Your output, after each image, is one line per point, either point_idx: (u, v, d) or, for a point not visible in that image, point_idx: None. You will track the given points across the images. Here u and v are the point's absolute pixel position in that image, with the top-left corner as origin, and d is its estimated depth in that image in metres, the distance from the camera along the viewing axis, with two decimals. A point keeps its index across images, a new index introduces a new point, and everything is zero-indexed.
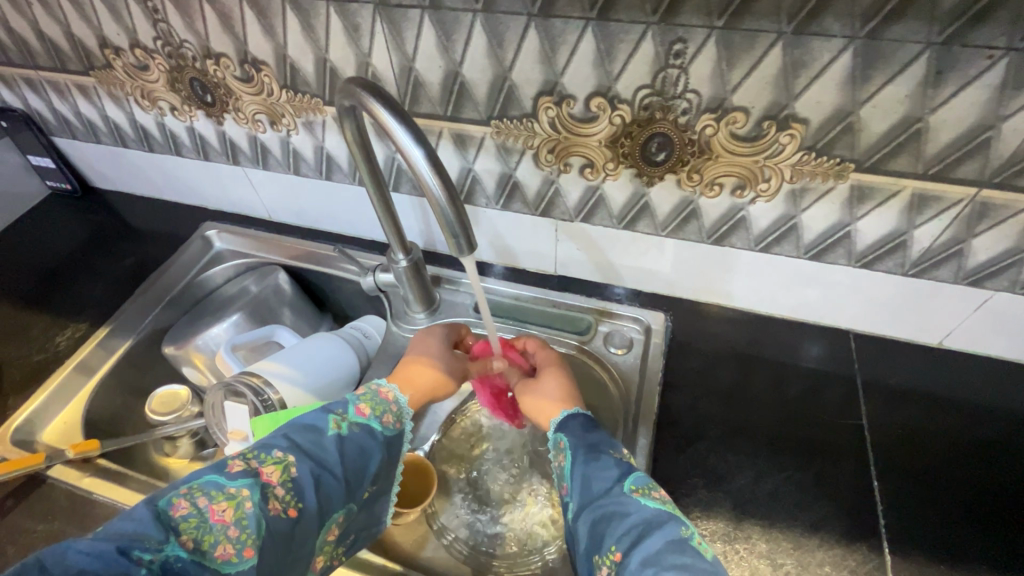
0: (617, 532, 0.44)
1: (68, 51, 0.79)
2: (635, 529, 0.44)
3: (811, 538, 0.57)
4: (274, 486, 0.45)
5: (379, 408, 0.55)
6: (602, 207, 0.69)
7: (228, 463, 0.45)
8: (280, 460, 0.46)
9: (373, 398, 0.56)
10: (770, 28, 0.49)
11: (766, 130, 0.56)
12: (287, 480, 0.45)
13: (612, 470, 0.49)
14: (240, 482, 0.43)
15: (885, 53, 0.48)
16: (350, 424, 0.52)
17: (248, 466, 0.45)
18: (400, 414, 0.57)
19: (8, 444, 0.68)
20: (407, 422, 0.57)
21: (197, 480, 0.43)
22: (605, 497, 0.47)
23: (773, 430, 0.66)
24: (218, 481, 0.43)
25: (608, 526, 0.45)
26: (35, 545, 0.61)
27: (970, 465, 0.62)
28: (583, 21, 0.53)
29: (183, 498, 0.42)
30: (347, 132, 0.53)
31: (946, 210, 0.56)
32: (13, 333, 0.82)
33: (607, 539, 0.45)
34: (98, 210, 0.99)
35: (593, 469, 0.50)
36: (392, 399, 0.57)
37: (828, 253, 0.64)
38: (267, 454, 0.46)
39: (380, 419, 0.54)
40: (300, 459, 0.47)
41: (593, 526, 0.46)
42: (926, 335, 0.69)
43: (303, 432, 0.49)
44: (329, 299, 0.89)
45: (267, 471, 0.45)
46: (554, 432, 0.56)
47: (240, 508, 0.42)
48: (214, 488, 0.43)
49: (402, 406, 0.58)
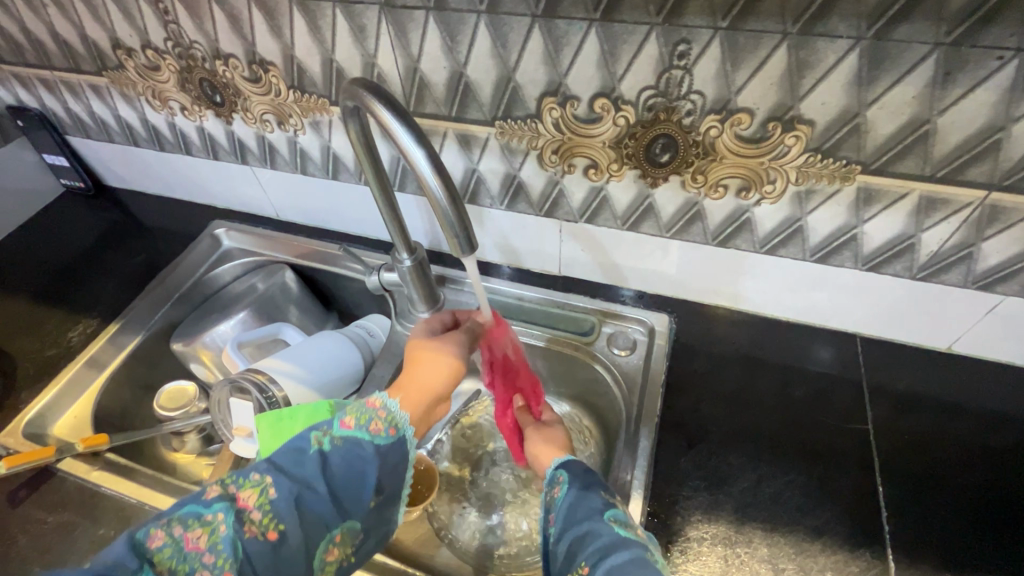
0: (588, 548, 0.43)
1: (82, 52, 0.80)
2: (603, 547, 0.43)
3: (813, 543, 0.56)
4: (248, 510, 0.40)
5: (366, 416, 0.48)
6: (606, 208, 0.69)
7: (207, 488, 0.42)
8: (257, 482, 0.42)
9: (358, 407, 0.48)
10: (775, 28, 0.48)
11: (771, 132, 0.55)
12: (264, 503, 0.41)
13: (592, 497, 0.48)
14: (216, 507, 0.41)
15: (891, 54, 0.47)
16: (333, 438, 0.45)
17: (225, 491, 0.42)
18: (395, 418, 0.49)
19: (19, 437, 0.69)
20: (406, 425, 0.49)
21: (177, 508, 0.40)
22: (580, 518, 0.46)
23: (776, 433, 0.65)
24: (194, 509, 0.40)
25: (581, 544, 0.44)
26: (45, 537, 0.62)
27: (979, 472, 0.61)
28: (587, 22, 0.53)
29: (160, 528, 0.39)
30: (352, 131, 0.53)
31: (954, 214, 0.55)
32: (27, 328, 0.83)
33: (577, 557, 0.44)
34: (111, 208, 1.00)
35: (575, 494, 0.49)
36: (379, 406, 0.49)
37: (835, 256, 0.64)
38: (244, 478, 0.42)
39: (369, 428, 0.47)
40: (278, 479, 0.43)
41: (567, 543, 0.45)
42: (934, 339, 0.68)
43: (285, 453, 0.44)
44: (334, 298, 0.90)
45: (243, 495, 0.41)
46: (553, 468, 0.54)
47: (214, 534, 0.39)
48: (191, 516, 0.40)
49: (395, 410, 0.49)
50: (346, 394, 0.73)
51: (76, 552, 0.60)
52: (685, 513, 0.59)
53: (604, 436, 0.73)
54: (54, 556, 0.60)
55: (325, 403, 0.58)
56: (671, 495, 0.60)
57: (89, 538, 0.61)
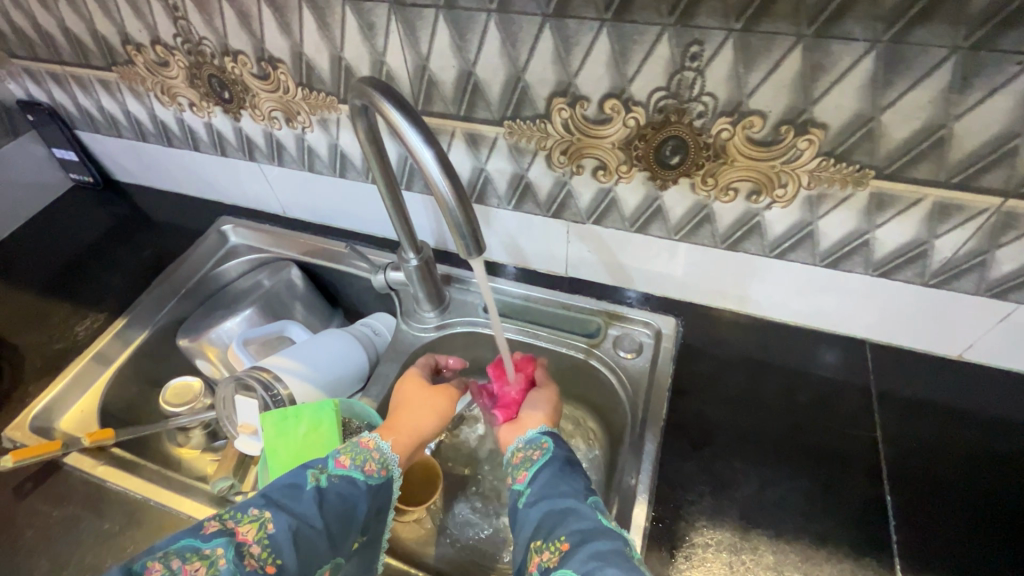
0: (571, 526, 0.44)
1: (92, 47, 0.80)
2: (588, 529, 0.43)
3: (819, 551, 0.56)
4: (248, 543, 0.42)
5: (360, 456, 0.51)
6: (614, 210, 0.69)
7: (204, 524, 0.43)
8: (256, 516, 0.43)
9: (353, 447, 0.51)
10: (788, 31, 0.48)
11: (784, 135, 0.54)
12: (263, 537, 0.42)
13: (580, 484, 0.49)
14: (215, 541, 0.41)
15: (907, 57, 0.46)
16: (329, 476, 0.48)
17: (224, 526, 0.42)
18: (386, 460, 0.52)
19: (25, 430, 0.69)
20: (394, 468, 0.52)
21: (174, 542, 0.41)
22: (566, 497, 0.47)
23: (783, 439, 0.64)
24: (193, 543, 0.41)
25: (563, 520, 0.45)
26: (50, 530, 0.62)
27: (987, 482, 0.60)
28: (599, 22, 0.52)
29: (157, 561, 0.39)
30: (359, 130, 0.53)
31: (969, 220, 0.55)
32: (35, 321, 0.83)
33: (558, 530, 0.44)
34: (119, 202, 1.01)
35: (564, 476, 0.49)
36: (373, 446, 0.52)
37: (845, 261, 0.63)
38: (243, 513, 0.44)
39: (363, 467, 0.50)
40: (276, 513, 0.44)
41: (546, 516, 0.46)
42: (944, 347, 0.68)
43: (281, 489, 0.46)
44: (340, 295, 0.90)
45: (243, 529, 0.42)
46: (537, 432, 0.55)
47: (213, 567, 0.40)
48: (189, 549, 0.40)
49: (386, 452, 0.52)
50: (350, 392, 0.73)
51: (81, 546, 0.61)
52: (689, 518, 0.58)
53: (609, 438, 0.73)
54: (60, 550, 0.61)
55: (330, 404, 0.60)
56: (677, 500, 0.60)
57: (93, 532, 0.61)
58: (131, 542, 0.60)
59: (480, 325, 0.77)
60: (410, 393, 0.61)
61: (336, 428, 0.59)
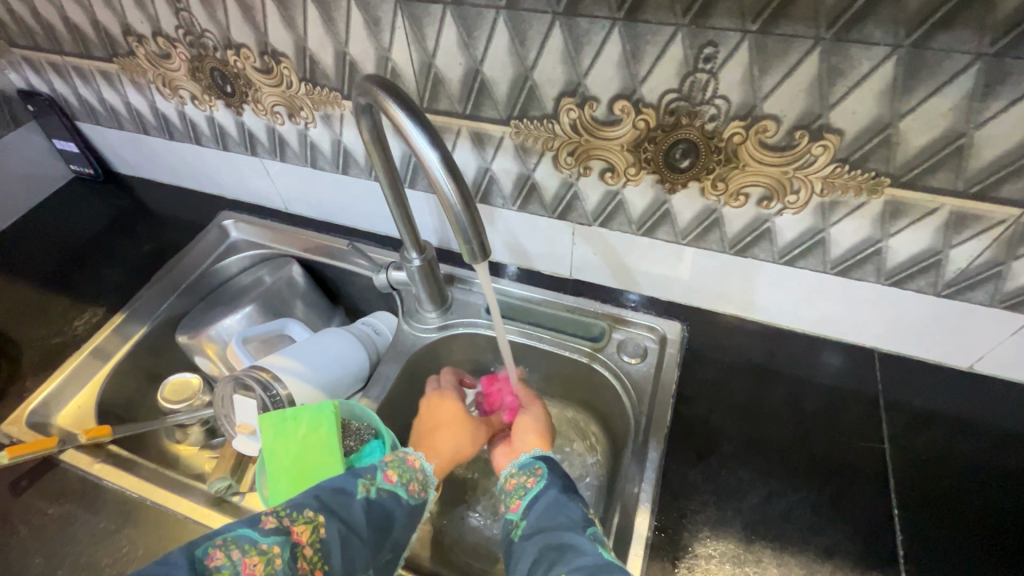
0: (571, 562, 0.42)
1: (93, 38, 0.79)
2: (589, 565, 0.41)
3: (824, 564, 0.55)
4: (302, 545, 0.41)
5: (407, 474, 0.51)
6: (621, 212, 0.67)
7: (262, 517, 0.41)
8: (311, 519, 0.42)
9: (400, 463, 0.51)
10: (807, 33, 0.46)
11: (798, 141, 0.53)
12: (315, 541, 0.41)
13: (578, 514, 0.47)
14: (272, 538, 0.40)
15: (929, 63, 0.45)
16: (378, 489, 0.48)
17: (281, 523, 0.41)
18: (427, 483, 0.52)
19: (22, 425, 0.68)
20: (431, 491, 0.53)
21: (233, 530, 0.40)
22: (565, 531, 0.45)
23: (789, 449, 0.63)
24: (252, 535, 0.40)
25: (562, 556, 0.43)
26: (46, 528, 0.61)
27: (997, 497, 0.59)
28: (610, 22, 0.51)
29: (218, 548, 0.39)
30: (363, 129, 0.52)
31: (986, 231, 0.53)
32: (33, 314, 0.83)
33: (556, 567, 0.42)
34: (120, 195, 1.00)
35: (561, 506, 0.48)
36: (418, 466, 0.52)
37: (856, 270, 0.62)
38: (299, 513, 0.42)
39: (407, 486, 0.50)
40: (329, 519, 0.43)
41: (545, 551, 0.44)
42: (955, 358, 0.66)
43: (332, 494, 0.45)
44: (341, 293, 0.89)
45: (298, 530, 0.41)
46: (530, 457, 0.55)
47: (270, 566, 0.38)
48: (248, 541, 0.39)
49: (428, 474, 0.53)
50: (350, 393, 0.72)
51: (77, 544, 0.60)
52: (694, 528, 0.57)
53: (612, 444, 0.72)
54: (54, 549, 0.60)
55: (328, 405, 0.59)
56: (679, 509, 0.59)
57: (89, 530, 0.61)
58: (126, 542, 0.59)
59: (482, 326, 0.76)
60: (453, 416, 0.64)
61: (336, 431, 0.58)
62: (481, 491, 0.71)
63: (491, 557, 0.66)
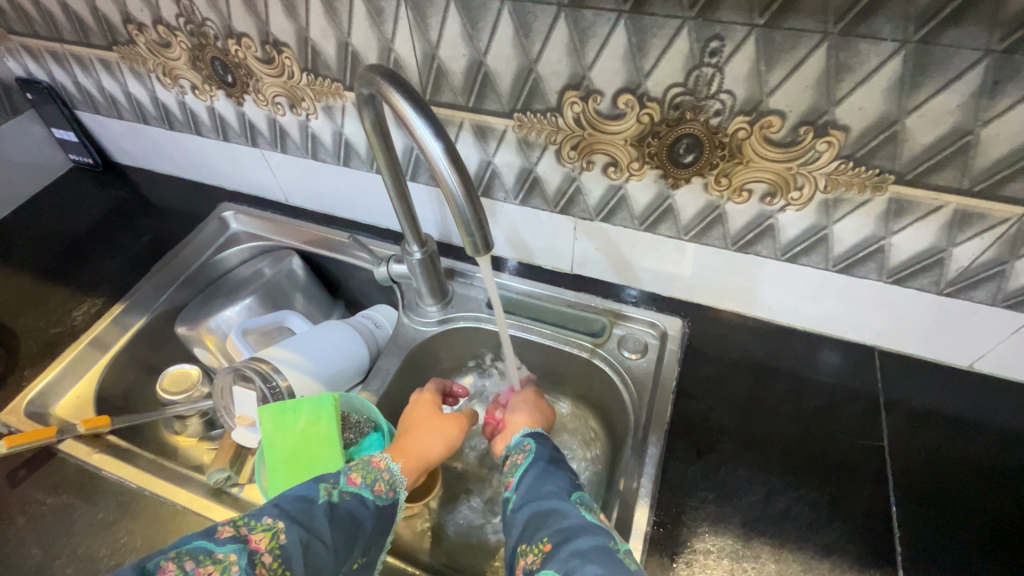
0: (554, 526, 0.42)
1: (93, 26, 0.79)
2: (571, 527, 0.42)
3: (823, 561, 0.55)
4: (261, 552, 0.40)
5: (371, 475, 0.50)
6: (624, 207, 0.67)
7: (218, 528, 0.41)
8: (270, 526, 0.42)
9: (364, 466, 0.51)
10: (815, 28, 0.46)
11: (803, 137, 0.53)
12: (275, 547, 0.41)
13: (564, 482, 0.48)
14: (229, 547, 0.40)
15: (938, 59, 0.45)
16: (341, 492, 0.48)
17: (238, 532, 0.41)
18: (394, 482, 0.52)
19: (20, 415, 0.68)
20: (401, 491, 0.52)
21: (187, 543, 0.39)
22: (551, 497, 0.46)
23: (788, 446, 0.63)
24: (206, 546, 0.39)
25: (546, 520, 0.43)
26: (44, 519, 0.61)
27: (995, 496, 0.59)
28: (615, 14, 0.51)
29: (170, 561, 0.38)
30: (365, 119, 0.51)
31: (990, 229, 0.53)
32: (31, 304, 0.82)
33: (541, 531, 0.43)
34: (119, 185, 0.99)
35: (547, 476, 0.48)
36: (383, 467, 0.52)
37: (859, 267, 0.61)
38: (256, 521, 0.42)
39: (372, 487, 0.50)
40: (290, 525, 0.43)
41: (532, 517, 0.45)
42: (955, 357, 0.66)
43: (294, 502, 0.45)
44: (340, 286, 0.89)
45: (256, 537, 0.41)
46: (522, 436, 0.55)
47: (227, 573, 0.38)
48: (202, 552, 0.39)
49: (396, 474, 0.52)
50: (349, 386, 0.72)
51: (74, 536, 0.60)
52: (692, 524, 0.57)
53: (612, 439, 0.72)
54: (52, 540, 0.60)
55: (329, 398, 0.59)
56: (678, 506, 0.59)
57: (86, 522, 0.61)
58: (124, 533, 0.59)
59: (483, 320, 0.75)
60: (416, 417, 0.61)
61: (335, 422, 0.58)
62: (481, 485, 0.72)
63: (490, 551, 0.66)
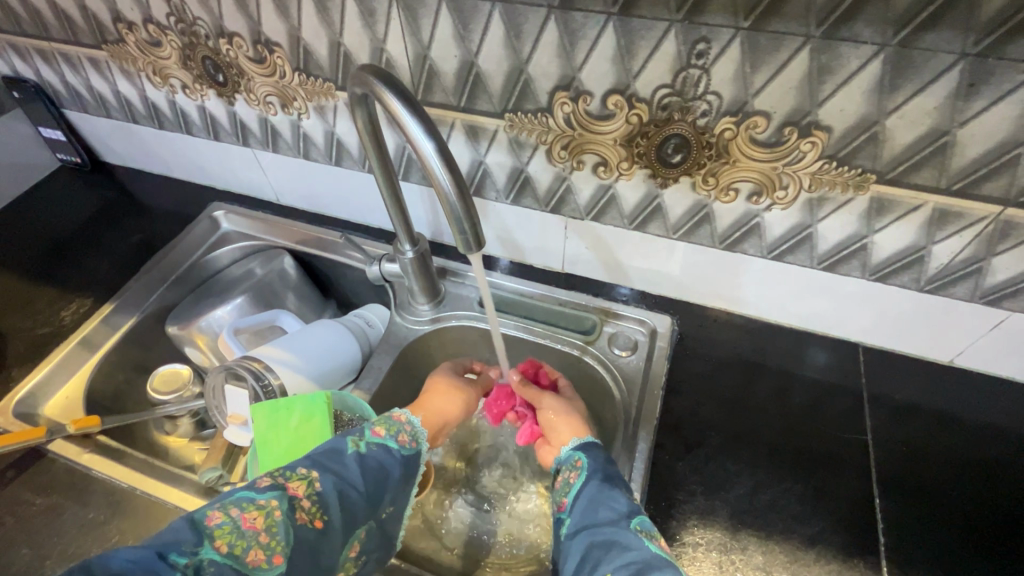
0: (615, 561, 0.41)
1: (81, 24, 0.78)
2: (637, 563, 0.40)
3: (808, 552, 0.56)
4: (299, 498, 0.42)
5: (394, 427, 0.52)
6: (613, 207, 0.68)
7: (257, 479, 0.43)
8: (304, 475, 0.44)
9: (386, 420, 0.52)
10: (797, 31, 0.47)
11: (787, 137, 0.54)
12: (312, 493, 0.43)
13: (623, 504, 0.47)
14: (269, 494, 0.41)
15: (915, 62, 0.46)
16: (368, 443, 0.49)
17: (275, 481, 0.42)
18: (416, 433, 0.53)
19: (9, 416, 0.67)
20: (422, 441, 0.54)
21: (229, 494, 0.40)
22: (609, 526, 0.45)
23: (775, 440, 0.65)
24: (248, 495, 0.41)
25: (608, 554, 0.42)
26: (32, 519, 0.61)
27: (975, 488, 0.61)
28: (605, 16, 0.52)
29: (217, 510, 0.39)
30: (358, 119, 0.52)
31: (968, 227, 0.55)
32: (18, 305, 0.82)
33: (602, 566, 0.42)
34: (107, 185, 0.99)
35: (604, 497, 0.48)
36: (405, 420, 0.53)
37: (842, 265, 0.63)
38: (291, 471, 0.44)
39: (396, 437, 0.51)
40: (323, 474, 0.45)
41: (591, 549, 0.44)
42: (937, 351, 0.68)
43: (325, 453, 0.47)
44: (333, 285, 0.89)
45: (293, 485, 0.42)
46: (571, 449, 0.56)
47: (270, 517, 0.39)
48: (245, 500, 0.40)
49: (417, 425, 0.54)
50: (342, 384, 0.72)
51: (64, 536, 0.59)
52: (681, 517, 0.58)
53: (603, 436, 0.73)
54: (42, 540, 0.59)
55: (320, 395, 0.59)
56: (668, 499, 0.60)
57: (76, 522, 0.60)
58: (115, 532, 0.59)
59: (475, 319, 0.76)
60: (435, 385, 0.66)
61: (328, 419, 0.58)
62: (473, 482, 0.72)
63: (482, 548, 0.67)
